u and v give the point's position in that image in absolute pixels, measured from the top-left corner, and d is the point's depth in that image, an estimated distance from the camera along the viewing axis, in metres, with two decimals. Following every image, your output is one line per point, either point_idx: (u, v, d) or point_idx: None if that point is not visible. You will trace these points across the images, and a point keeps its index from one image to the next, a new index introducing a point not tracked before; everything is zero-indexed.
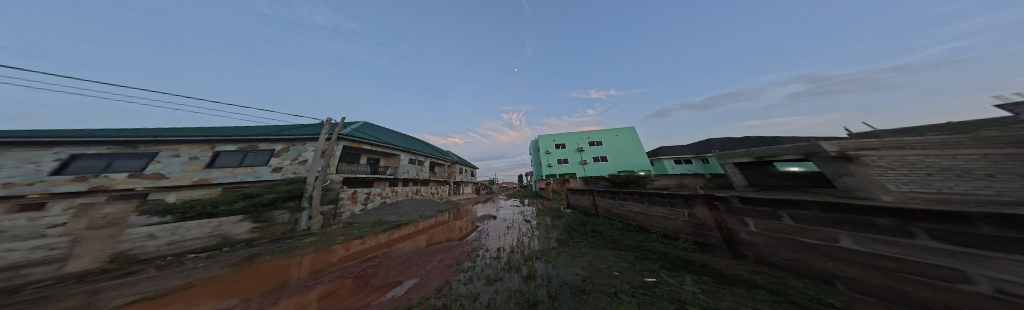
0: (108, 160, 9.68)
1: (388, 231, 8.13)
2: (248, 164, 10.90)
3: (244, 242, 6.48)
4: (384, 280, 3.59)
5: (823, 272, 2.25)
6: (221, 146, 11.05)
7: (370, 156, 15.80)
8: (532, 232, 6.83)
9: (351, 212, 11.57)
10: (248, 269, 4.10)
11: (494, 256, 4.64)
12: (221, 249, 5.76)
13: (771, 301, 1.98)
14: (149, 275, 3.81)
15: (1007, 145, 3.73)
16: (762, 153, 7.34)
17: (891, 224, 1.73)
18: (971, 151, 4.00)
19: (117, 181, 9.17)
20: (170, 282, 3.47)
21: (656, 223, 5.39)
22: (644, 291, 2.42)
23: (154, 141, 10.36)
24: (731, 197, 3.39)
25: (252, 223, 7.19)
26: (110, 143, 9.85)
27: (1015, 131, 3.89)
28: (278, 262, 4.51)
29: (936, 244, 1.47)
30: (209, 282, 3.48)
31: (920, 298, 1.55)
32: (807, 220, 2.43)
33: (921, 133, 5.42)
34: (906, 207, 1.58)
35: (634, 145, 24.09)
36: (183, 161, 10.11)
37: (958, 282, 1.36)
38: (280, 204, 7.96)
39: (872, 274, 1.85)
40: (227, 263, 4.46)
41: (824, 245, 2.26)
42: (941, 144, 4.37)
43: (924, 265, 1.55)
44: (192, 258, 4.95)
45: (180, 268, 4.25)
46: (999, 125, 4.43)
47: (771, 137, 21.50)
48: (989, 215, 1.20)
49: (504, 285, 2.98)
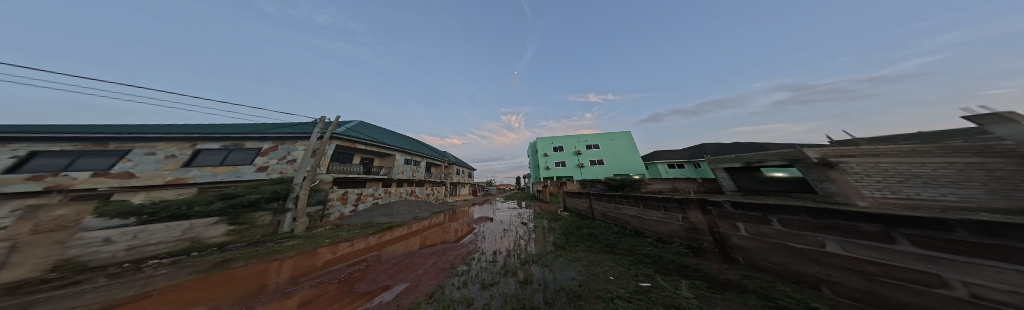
0: (72, 158, 9.07)
1: (379, 233, 7.83)
2: (231, 163, 10.37)
3: (217, 246, 6.07)
4: (371, 285, 3.40)
5: (810, 277, 2.26)
6: (203, 143, 10.57)
7: (363, 155, 15.47)
8: (529, 235, 6.72)
9: (340, 213, 11.10)
10: (219, 275, 3.83)
11: (490, 260, 4.49)
12: (189, 254, 5.37)
13: (762, 306, 1.95)
14: (99, 285, 3.48)
15: (970, 155, 3.88)
16: (751, 158, 7.30)
17: (875, 229, 1.75)
18: (938, 160, 4.08)
19: (78, 181, 8.50)
20: (122, 292, 3.17)
21: (651, 227, 5.38)
22: (639, 296, 2.38)
23: (123, 138, 9.71)
24: (723, 202, 3.42)
25: (227, 225, 6.75)
26: (78, 140, 9.27)
27: (979, 142, 4.09)
28: (255, 267, 4.24)
29: (916, 249, 1.49)
30: (169, 291, 3.18)
31: (900, 302, 1.56)
32: (794, 224, 2.45)
33: (894, 142, 5.67)
34: (887, 213, 1.60)
35: (630, 149, 24.49)
36: (158, 160, 9.54)
37: (935, 287, 1.38)
38: (263, 205, 7.48)
39: (856, 279, 1.86)
40: (195, 270, 4.14)
41: (811, 250, 2.28)
42: (910, 152, 4.43)
43: (904, 270, 1.56)
44: (153, 265, 4.59)
45: (137, 276, 3.90)
46: (965, 135, 4.66)
47: (757, 143, 22.56)
48: (966, 220, 1.22)
49: (499, 291, 2.87)
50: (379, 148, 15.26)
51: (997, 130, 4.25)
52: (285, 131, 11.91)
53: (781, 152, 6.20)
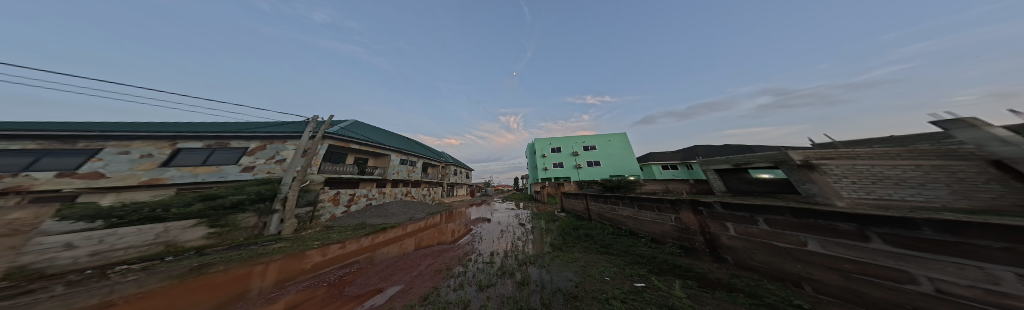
0: (35, 157, 8.47)
1: (372, 235, 7.55)
2: (213, 163, 9.91)
3: (195, 250, 5.78)
4: (361, 288, 3.29)
5: (793, 275, 2.33)
6: (184, 142, 10.08)
7: (357, 156, 15.15)
8: (527, 236, 6.65)
9: (331, 215, 10.76)
10: (194, 282, 3.61)
11: (487, 261, 4.44)
12: (163, 258, 5.08)
13: (750, 304, 1.99)
14: (56, 294, 3.23)
15: (936, 157, 4.32)
16: (739, 160, 7.64)
17: (851, 228, 1.82)
18: (907, 162, 4.57)
19: (41, 181, 7.92)
20: (83, 301, 2.94)
21: (645, 228, 5.48)
22: (633, 297, 2.40)
23: (96, 137, 9.20)
24: (714, 202, 3.49)
25: (208, 228, 6.42)
26: (43, 138, 8.67)
27: (943, 146, 4.45)
28: (236, 272, 4.04)
29: (887, 247, 1.56)
30: (138, 299, 2.99)
31: (873, 298, 1.63)
32: (778, 224, 2.53)
33: (870, 145, 6.00)
34: (860, 213, 1.68)
35: (626, 151, 24.92)
36: (132, 159, 9.02)
37: (904, 282, 1.44)
38: (246, 206, 7.31)
39: (834, 276, 1.93)
40: (169, 275, 3.90)
41: (793, 248, 2.36)
42: (884, 155, 4.88)
43: (876, 267, 1.64)
44: (121, 271, 4.30)
45: (101, 284, 3.64)
46: (929, 138, 5.04)
47: (746, 146, 23.43)
48: (930, 220, 1.29)
49: (496, 292, 2.83)
50: (375, 148, 14.99)
51: (959, 135, 4.53)
52: (274, 130, 11.51)
53: (768, 154, 6.51)
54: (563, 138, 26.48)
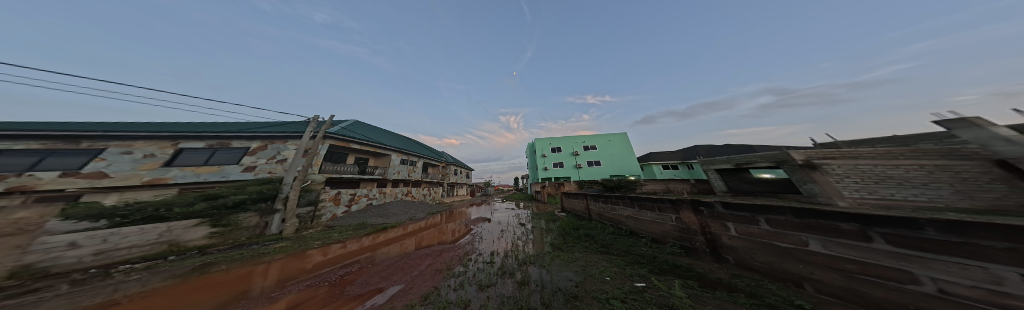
0: (39, 157, 8.53)
1: (372, 234, 7.58)
2: (215, 163, 9.95)
3: (198, 249, 5.84)
4: (362, 288, 3.31)
5: (794, 275, 2.33)
6: (186, 142, 10.14)
7: (358, 155, 15.18)
8: (527, 236, 6.65)
9: (331, 214, 10.78)
10: (197, 281, 3.63)
11: (487, 261, 4.44)
12: (166, 258, 5.11)
13: (751, 304, 1.99)
14: (61, 293, 3.26)
15: (940, 157, 4.31)
16: (740, 160, 7.61)
17: (853, 228, 1.82)
18: (910, 162, 4.55)
19: (45, 181, 7.98)
20: (87, 300, 2.96)
21: (645, 227, 5.48)
22: (634, 297, 2.39)
23: (99, 137, 9.25)
24: (714, 202, 3.49)
25: (210, 228, 6.47)
26: (46, 138, 8.72)
27: (947, 146, 4.43)
28: (238, 271, 4.05)
29: (889, 247, 1.55)
30: (141, 298, 3.01)
31: (875, 298, 1.63)
32: (780, 224, 2.53)
33: (872, 144, 5.99)
34: (861, 213, 1.68)
35: (626, 151, 24.89)
36: (134, 159, 9.08)
37: (906, 282, 1.44)
38: (248, 206, 7.38)
39: (836, 276, 1.92)
40: (171, 274, 3.93)
41: (795, 248, 2.35)
42: (886, 155, 4.86)
43: (878, 267, 1.63)
44: (124, 270, 4.33)
45: (105, 283, 3.67)
46: (932, 138, 5.01)
47: (747, 145, 23.39)
48: (933, 220, 1.28)
49: (497, 292, 2.84)
50: (375, 148, 15.02)
51: (961, 134, 4.52)
52: (275, 130, 11.54)
53: (769, 154, 6.48)
54: (563, 138, 26.44)
